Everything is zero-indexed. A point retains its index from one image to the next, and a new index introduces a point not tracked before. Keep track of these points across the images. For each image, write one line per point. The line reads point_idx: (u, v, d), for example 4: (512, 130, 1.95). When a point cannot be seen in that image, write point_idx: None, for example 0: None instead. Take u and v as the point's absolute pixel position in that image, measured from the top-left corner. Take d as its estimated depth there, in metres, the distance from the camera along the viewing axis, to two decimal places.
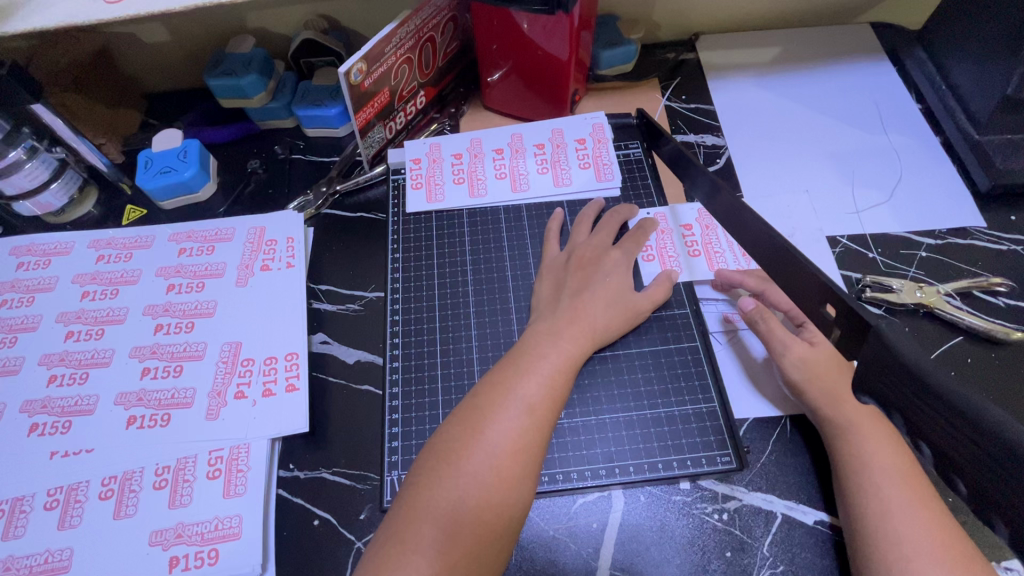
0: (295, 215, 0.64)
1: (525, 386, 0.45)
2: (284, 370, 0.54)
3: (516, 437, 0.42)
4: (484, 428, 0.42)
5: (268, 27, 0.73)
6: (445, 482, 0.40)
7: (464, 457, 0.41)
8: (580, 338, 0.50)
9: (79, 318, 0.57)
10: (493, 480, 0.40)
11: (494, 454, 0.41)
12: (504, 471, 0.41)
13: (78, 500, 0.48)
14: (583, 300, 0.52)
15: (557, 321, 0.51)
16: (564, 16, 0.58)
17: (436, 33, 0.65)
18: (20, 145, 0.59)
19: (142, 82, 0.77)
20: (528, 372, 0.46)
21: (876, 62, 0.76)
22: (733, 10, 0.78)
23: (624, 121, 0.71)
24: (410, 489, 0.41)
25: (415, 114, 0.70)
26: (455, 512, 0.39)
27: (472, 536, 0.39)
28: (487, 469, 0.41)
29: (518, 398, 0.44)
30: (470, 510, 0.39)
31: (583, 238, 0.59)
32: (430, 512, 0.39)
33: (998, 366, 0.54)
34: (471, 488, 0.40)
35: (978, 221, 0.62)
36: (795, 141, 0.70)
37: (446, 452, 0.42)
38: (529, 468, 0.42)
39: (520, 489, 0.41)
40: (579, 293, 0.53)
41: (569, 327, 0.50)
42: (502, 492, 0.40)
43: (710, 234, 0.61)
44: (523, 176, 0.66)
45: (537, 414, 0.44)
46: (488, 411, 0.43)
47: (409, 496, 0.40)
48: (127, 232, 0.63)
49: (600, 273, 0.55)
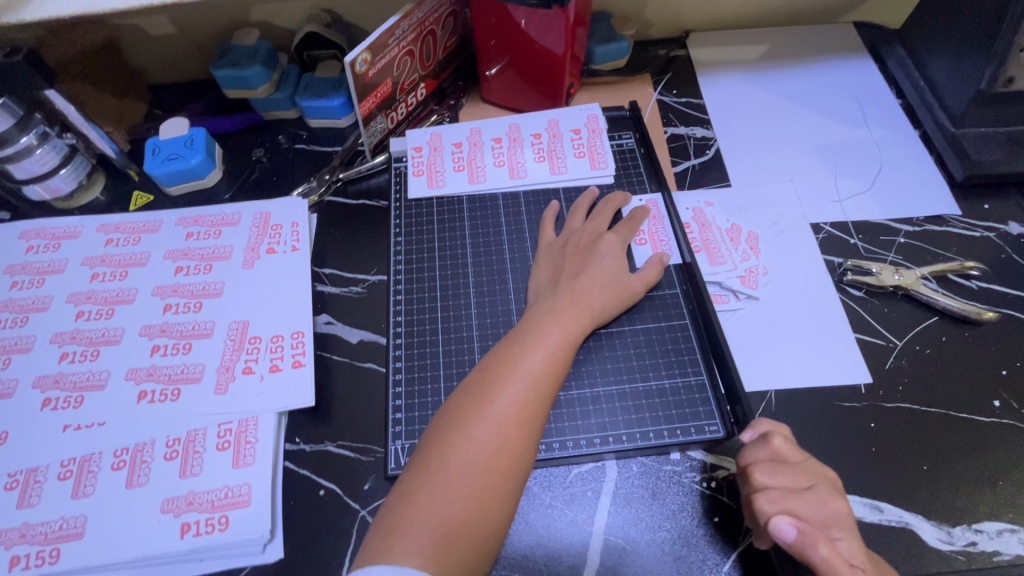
0: (300, 202, 0.66)
1: (529, 359, 0.47)
2: (290, 348, 0.56)
3: (521, 405, 0.44)
4: (492, 398, 0.45)
5: (272, 21, 0.75)
6: (455, 447, 0.42)
7: (471, 423, 0.43)
8: (578, 315, 0.52)
9: (89, 298, 0.59)
10: (500, 445, 0.43)
11: (500, 422, 0.43)
12: (509, 438, 0.43)
13: (90, 470, 0.50)
14: (580, 279, 0.55)
15: (557, 299, 0.53)
16: (560, 11, 0.60)
17: (437, 27, 0.67)
18: (33, 130, 0.60)
19: (147, 74, 0.79)
20: (530, 345, 0.48)
21: (858, 59, 0.79)
22: (722, 8, 0.81)
23: (617, 113, 0.73)
24: (422, 453, 0.43)
25: (416, 105, 0.72)
26: (464, 475, 0.41)
27: (479, 498, 0.41)
28: (493, 435, 0.43)
29: (523, 370, 0.46)
30: (479, 473, 0.42)
31: (579, 224, 0.61)
32: (443, 475, 0.41)
33: (971, 344, 0.57)
34: (480, 452, 0.42)
35: (954, 210, 0.65)
36: (781, 134, 0.72)
37: (456, 420, 0.44)
38: (532, 435, 0.44)
39: (523, 452, 0.43)
40: (576, 273, 0.55)
41: (568, 304, 0.53)
42: (509, 456, 0.43)
43: (707, 231, 0.63)
44: (520, 165, 0.68)
45: (541, 385, 0.46)
46: (496, 382, 0.45)
47: (422, 460, 0.43)
48: (136, 217, 0.65)
49: (595, 253, 0.57)
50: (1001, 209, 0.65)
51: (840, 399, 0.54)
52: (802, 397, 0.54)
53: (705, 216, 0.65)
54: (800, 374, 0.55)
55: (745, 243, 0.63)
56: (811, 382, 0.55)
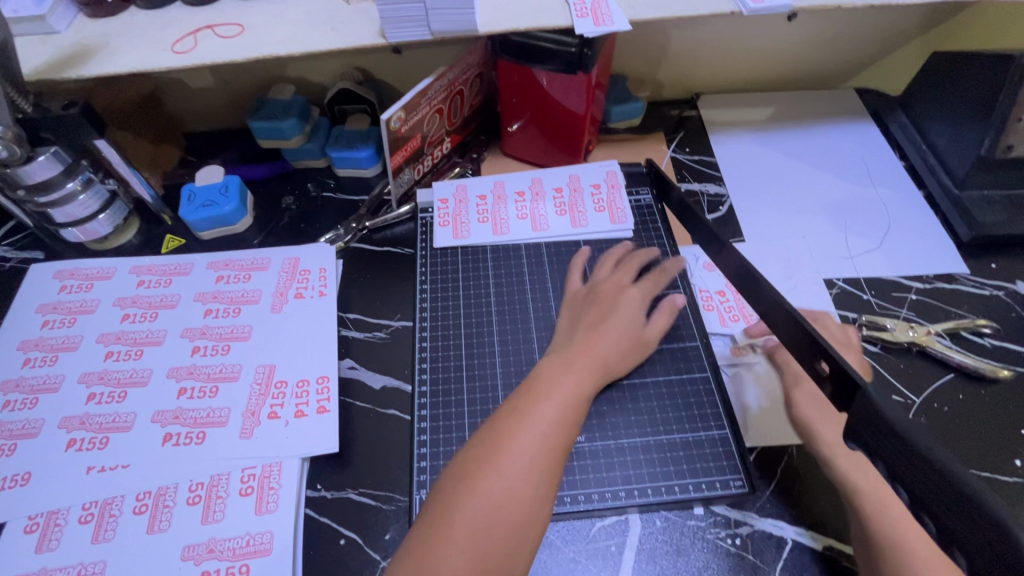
0: (328, 249, 0.68)
1: (539, 411, 0.46)
2: (315, 393, 0.57)
3: (534, 459, 0.43)
4: (505, 447, 0.43)
5: (306, 77, 0.79)
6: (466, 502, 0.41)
7: (482, 474, 0.42)
8: (591, 368, 0.52)
9: (119, 339, 0.60)
10: (510, 499, 0.41)
11: (512, 476, 0.42)
12: (524, 493, 0.42)
13: (112, 514, 0.50)
14: (595, 327, 0.55)
15: (568, 352, 0.53)
16: (583, 76, 0.64)
17: (465, 87, 0.71)
18: (78, 177, 0.62)
19: (183, 123, 0.83)
20: (539, 396, 0.47)
21: (862, 122, 0.83)
22: (731, 72, 0.86)
23: (635, 169, 0.76)
24: (431, 508, 0.41)
25: (440, 158, 0.75)
26: (475, 528, 0.39)
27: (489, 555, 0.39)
28: (504, 489, 0.41)
29: (535, 422, 0.45)
30: (490, 531, 0.40)
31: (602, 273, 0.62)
32: (451, 532, 0.39)
33: (988, 401, 0.57)
34: (490, 508, 0.41)
35: (962, 268, 0.67)
36: (791, 191, 0.75)
37: (466, 474, 0.42)
38: (545, 491, 0.43)
39: (536, 506, 0.42)
40: (591, 321, 0.56)
41: (577, 355, 0.52)
42: (517, 514, 0.41)
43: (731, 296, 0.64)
44: (542, 219, 0.71)
45: (555, 438, 0.45)
46: (507, 434, 0.44)
47: (432, 515, 0.41)
48: (167, 260, 0.67)
49: (609, 300, 0.58)
50: (1008, 268, 0.67)
51: None
52: None
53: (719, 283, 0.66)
54: None
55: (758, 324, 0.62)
56: None
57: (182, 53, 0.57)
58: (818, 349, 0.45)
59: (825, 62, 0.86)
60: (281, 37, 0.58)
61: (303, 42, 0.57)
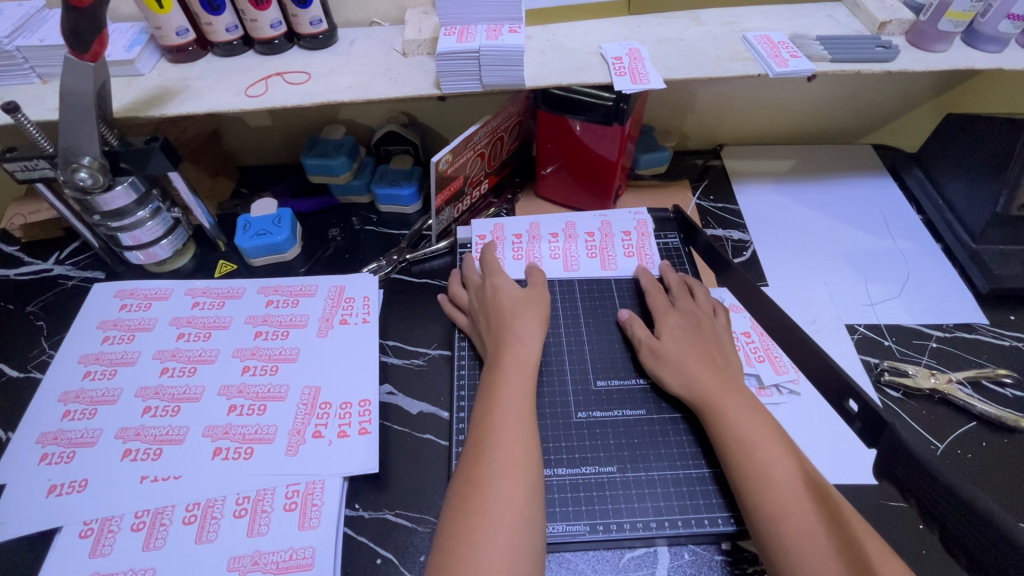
0: (371, 279, 0.72)
1: (496, 420, 0.51)
2: (357, 415, 0.60)
3: (519, 447, 0.49)
4: (485, 465, 0.47)
5: (356, 119, 0.86)
6: (477, 521, 0.44)
7: (475, 493, 0.46)
8: (513, 345, 0.59)
9: (174, 356, 0.64)
10: (509, 491, 0.46)
11: (501, 468, 0.47)
12: (525, 488, 0.47)
13: (163, 523, 0.52)
14: (509, 329, 0.60)
15: (494, 358, 0.58)
16: (617, 127, 0.69)
17: (506, 133, 0.76)
18: (148, 206, 0.67)
19: (238, 157, 0.89)
20: (496, 404, 0.53)
21: (879, 176, 0.87)
22: (753, 126, 0.91)
23: (662, 214, 0.80)
24: (450, 516, 0.45)
25: (478, 198, 0.80)
26: (496, 543, 0.43)
27: (516, 565, 0.42)
28: (503, 498, 0.46)
29: (500, 434, 0.50)
30: (504, 523, 0.44)
31: (476, 276, 0.69)
32: (475, 553, 0.42)
33: (1012, 450, 0.58)
34: (503, 503, 0.45)
35: (981, 318, 0.69)
36: (811, 239, 0.79)
37: (472, 480, 0.47)
38: (534, 477, 0.48)
39: (530, 500, 0.46)
40: (497, 319, 0.62)
41: (503, 358, 0.57)
42: (518, 502, 0.46)
43: (768, 341, 0.65)
44: (575, 259, 0.74)
45: (524, 424, 0.51)
46: (491, 431, 0.50)
47: (455, 522, 0.45)
48: (221, 284, 0.71)
49: (498, 294, 0.64)
50: None
51: (886, 498, 0.54)
52: (851, 491, 0.54)
53: (757, 329, 0.67)
54: (851, 471, 0.55)
55: (785, 368, 0.63)
56: (863, 476, 0.55)
57: (255, 96, 0.63)
58: (848, 390, 0.50)
59: (841, 119, 0.91)
60: (344, 85, 0.64)
61: (363, 90, 0.63)
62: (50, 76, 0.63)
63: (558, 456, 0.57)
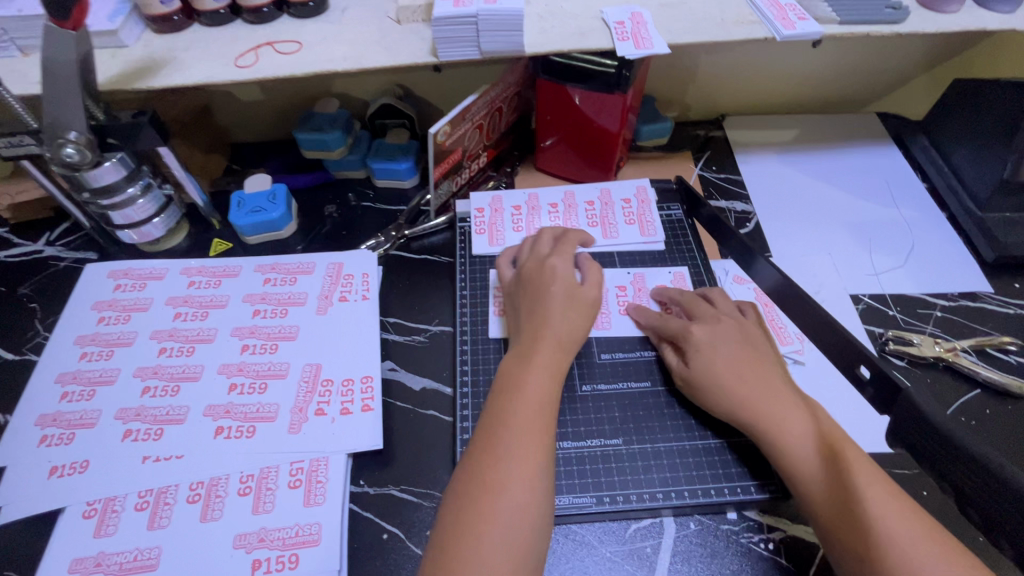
0: (369, 255, 0.71)
1: (520, 417, 0.46)
2: (360, 391, 0.59)
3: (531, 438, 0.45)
4: (492, 463, 0.44)
5: (350, 91, 0.83)
6: (479, 526, 0.41)
7: (486, 497, 0.42)
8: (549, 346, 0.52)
9: (172, 336, 0.63)
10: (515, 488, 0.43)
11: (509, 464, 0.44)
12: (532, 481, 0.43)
13: (166, 502, 0.52)
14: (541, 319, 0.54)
15: (524, 347, 0.53)
16: (619, 96, 0.67)
17: (504, 104, 0.74)
18: (139, 182, 0.65)
19: (230, 133, 0.87)
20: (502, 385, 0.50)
21: (884, 145, 0.86)
22: (756, 95, 0.89)
23: (665, 185, 0.79)
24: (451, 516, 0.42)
25: (477, 171, 0.79)
26: (495, 551, 0.40)
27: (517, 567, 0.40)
28: (515, 507, 0.42)
29: (521, 432, 0.45)
30: (509, 520, 0.41)
31: (544, 249, 0.62)
32: (476, 555, 0.39)
33: (1016, 417, 0.58)
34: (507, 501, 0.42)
35: (986, 287, 0.69)
36: (815, 209, 0.78)
37: (476, 478, 0.43)
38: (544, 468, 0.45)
39: (538, 495, 0.43)
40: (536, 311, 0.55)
41: (536, 348, 0.52)
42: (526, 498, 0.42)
43: (772, 312, 0.65)
44: (604, 317, 0.64)
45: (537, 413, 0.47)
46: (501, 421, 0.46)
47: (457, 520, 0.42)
48: (216, 262, 0.70)
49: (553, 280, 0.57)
50: None
51: (892, 466, 0.54)
52: None
53: (765, 300, 0.66)
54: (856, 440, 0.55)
55: (788, 340, 0.62)
56: (869, 445, 0.55)
57: (244, 66, 0.61)
58: (859, 355, 0.50)
59: (846, 87, 0.89)
60: (337, 55, 0.61)
61: (358, 60, 0.61)
62: (31, 49, 0.61)
63: (563, 429, 0.56)
